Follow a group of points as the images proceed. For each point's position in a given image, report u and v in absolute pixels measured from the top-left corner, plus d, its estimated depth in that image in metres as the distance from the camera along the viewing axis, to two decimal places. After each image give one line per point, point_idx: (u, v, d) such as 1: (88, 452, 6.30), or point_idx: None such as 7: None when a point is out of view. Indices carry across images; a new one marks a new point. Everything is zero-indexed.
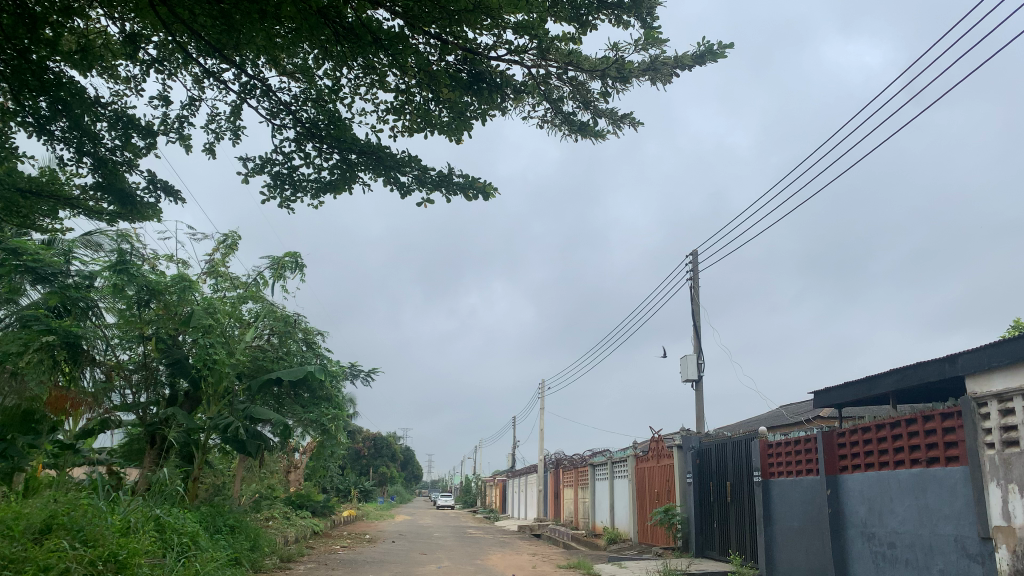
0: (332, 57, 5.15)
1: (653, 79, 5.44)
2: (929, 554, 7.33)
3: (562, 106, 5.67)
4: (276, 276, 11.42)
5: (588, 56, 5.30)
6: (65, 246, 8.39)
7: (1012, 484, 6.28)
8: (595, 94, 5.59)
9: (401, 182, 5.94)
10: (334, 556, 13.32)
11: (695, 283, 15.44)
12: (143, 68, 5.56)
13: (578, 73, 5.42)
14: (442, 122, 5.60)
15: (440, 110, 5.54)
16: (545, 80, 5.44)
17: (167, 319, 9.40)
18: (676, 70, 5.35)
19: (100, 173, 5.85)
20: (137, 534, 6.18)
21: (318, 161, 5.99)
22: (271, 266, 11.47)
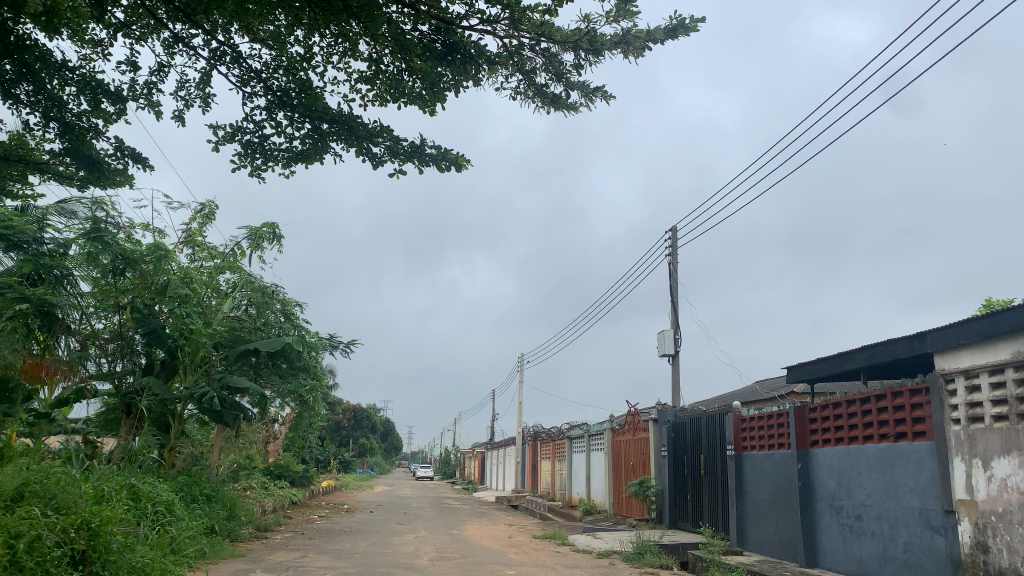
0: (304, 25, 5.08)
1: (625, 52, 5.43)
2: (893, 526, 7.51)
3: (534, 78, 5.64)
4: (253, 247, 11.34)
5: (560, 28, 5.27)
6: (38, 213, 8.25)
7: (976, 459, 6.45)
8: (568, 66, 5.57)
9: (374, 153, 5.92)
10: (311, 525, 13.40)
11: (673, 259, 15.50)
12: (111, 31, 5.47)
13: (550, 44, 5.39)
14: (416, 93, 5.57)
15: (414, 80, 5.50)
16: (517, 51, 5.41)
17: (142, 289, 9.28)
18: (649, 44, 5.35)
19: (66, 139, 5.78)
20: (110, 502, 6.18)
21: (291, 130, 5.95)
22: (248, 236, 11.37)
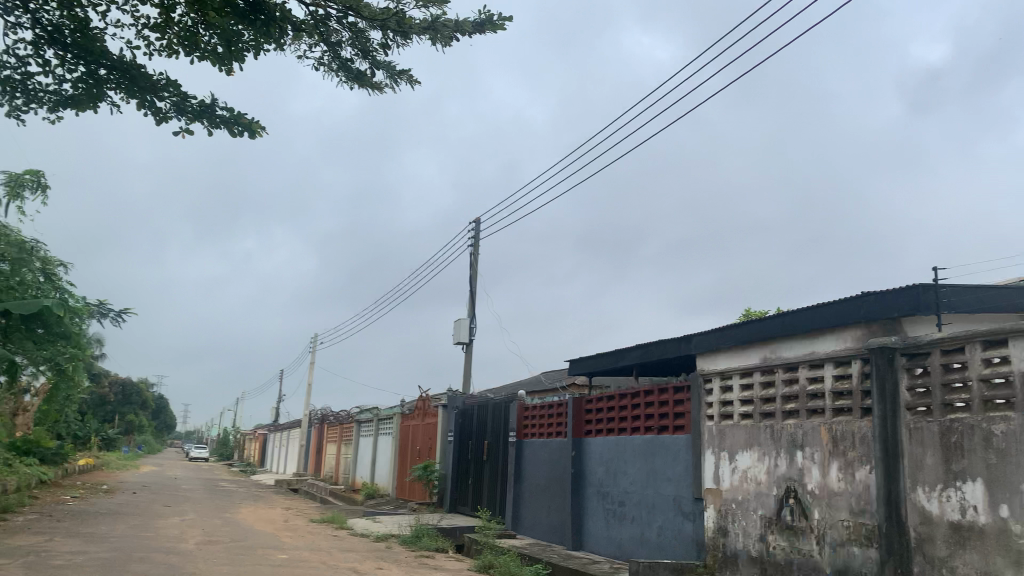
0: None
1: (432, 40, 5.56)
2: (651, 512, 8.16)
3: (338, 52, 5.61)
4: (11, 195, 10.12)
5: (366, 5, 5.31)
6: None
7: (723, 452, 7.19)
8: (374, 46, 5.55)
9: (159, 110, 5.82)
10: (61, 507, 12.24)
11: (475, 249, 15.78)
12: None
13: (356, 19, 5.46)
14: (210, 49, 5.38)
15: (208, 35, 5.32)
16: (322, 21, 5.46)
17: None
18: (454, 33, 5.53)
19: None
20: None
21: (63, 68, 5.73)
22: (6, 182, 10.13)
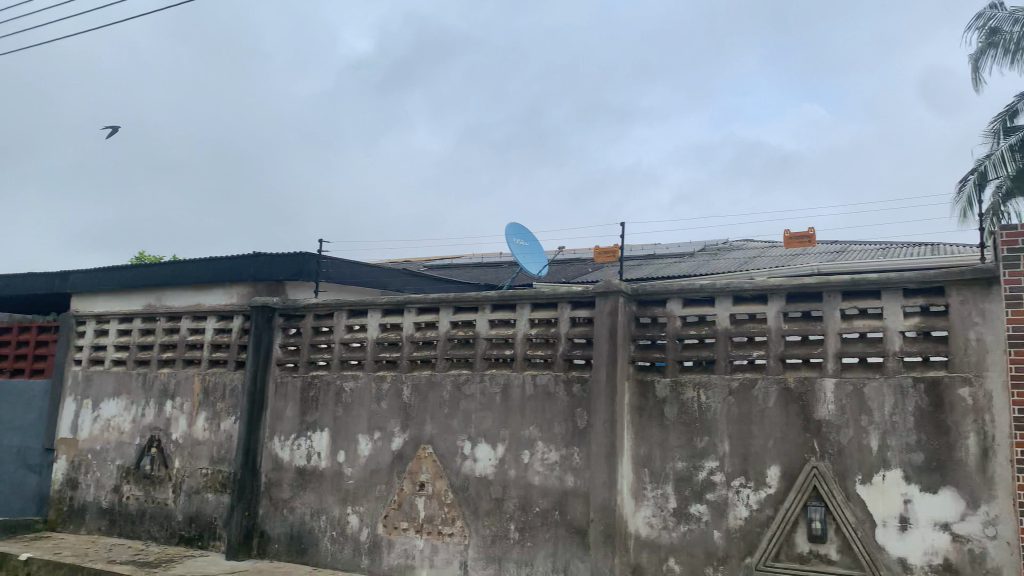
0: None
1: None
2: None
3: None
4: None
5: None
6: None
7: (87, 399, 7.97)
8: None
9: None
10: None
11: None
12: None
13: None
14: None
15: None
16: None
17: None
18: None
19: None
20: None
21: None
22: None
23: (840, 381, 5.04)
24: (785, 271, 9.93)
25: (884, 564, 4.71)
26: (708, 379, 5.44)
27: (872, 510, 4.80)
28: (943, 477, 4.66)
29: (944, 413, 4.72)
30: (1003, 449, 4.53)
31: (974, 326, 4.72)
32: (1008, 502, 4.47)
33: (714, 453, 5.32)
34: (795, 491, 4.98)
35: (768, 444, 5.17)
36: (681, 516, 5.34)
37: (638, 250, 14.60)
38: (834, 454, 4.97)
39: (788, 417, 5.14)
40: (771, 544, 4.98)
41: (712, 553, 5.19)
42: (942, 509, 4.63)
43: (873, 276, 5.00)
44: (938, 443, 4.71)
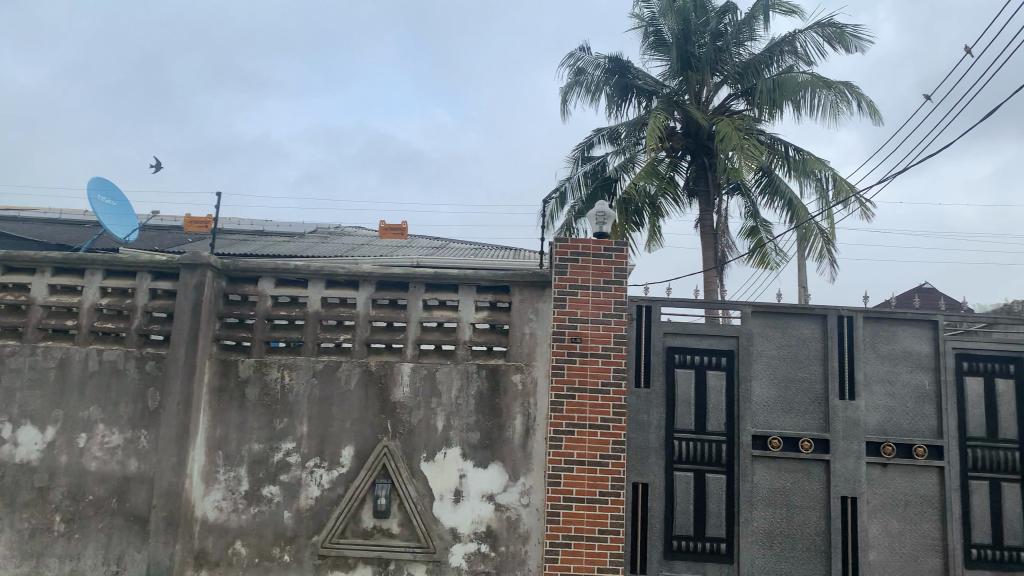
0: None
1: None
2: None
3: None
4: None
5: None
6: None
7: None
8: None
9: None
10: None
11: None
12: None
13: None
14: None
15: None
16: None
17: None
18: None
19: None
20: None
21: None
22: None
23: (416, 366, 5.41)
24: (387, 262, 10.51)
25: (437, 534, 5.17)
26: (293, 360, 5.44)
27: (432, 486, 5.24)
28: (492, 453, 5.28)
29: (499, 397, 5.36)
30: (540, 429, 5.30)
31: (529, 323, 5.46)
32: (540, 474, 5.25)
33: (292, 434, 5.33)
34: (365, 470, 5.22)
35: (345, 426, 5.33)
36: (252, 499, 5.26)
37: (246, 225, 13.99)
38: (404, 434, 5.31)
39: (367, 399, 5.37)
40: (338, 522, 5.16)
41: (281, 534, 5.21)
42: (489, 482, 5.24)
43: (453, 272, 5.47)
44: (491, 424, 5.32)
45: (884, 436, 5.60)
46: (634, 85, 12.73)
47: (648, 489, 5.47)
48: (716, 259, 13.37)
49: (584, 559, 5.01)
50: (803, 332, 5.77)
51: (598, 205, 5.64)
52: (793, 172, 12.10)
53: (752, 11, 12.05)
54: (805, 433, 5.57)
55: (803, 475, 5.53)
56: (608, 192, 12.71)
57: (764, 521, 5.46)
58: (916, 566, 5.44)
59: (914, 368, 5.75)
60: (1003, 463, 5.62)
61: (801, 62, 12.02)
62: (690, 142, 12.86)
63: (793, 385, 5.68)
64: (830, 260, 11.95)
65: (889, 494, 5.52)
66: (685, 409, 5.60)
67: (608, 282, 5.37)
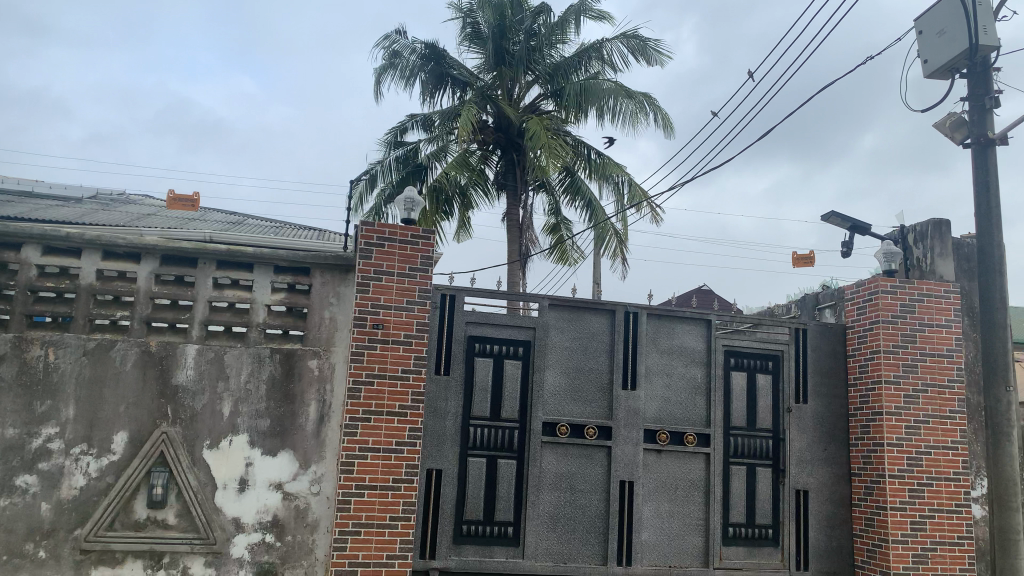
0: None
1: None
2: None
3: None
4: None
5: None
6: None
7: None
8: None
9: None
10: None
11: None
12: None
13: None
14: None
15: None
16: None
17: None
18: None
19: None
20: None
21: None
22: None
23: (203, 348, 5.09)
24: (177, 235, 9.81)
25: (218, 525, 4.91)
26: (60, 337, 4.93)
27: (215, 474, 4.97)
28: (283, 440, 5.09)
29: (293, 382, 5.18)
30: (335, 416, 5.19)
31: (329, 307, 5.33)
32: (332, 462, 5.14)
33: (54, 419, 4.83)
34: (140, 457, 4.84)
35: (119, 410, 4.92)
36: (2, 489, 4.71)
37: (9, 184, 12.47)
38: (187, 420, 4.99)
39: (145, 381, 4.98)
40: (106, 513, 4.75)
41: (36, 527, 4.71)
42: (278, 470, 5.06)
43: (249, 250, 5.20)
44: (283, 410, 5.13)
45: (660, 425, 6.05)
46: (449, 75, 12.78)
47: (442, 475, 5.52)
48: (519, 252, 13.78)
49: (373, 547, 4.98)
50: (594, 325, 6.09)
51: (405, 191, 5.60)
52: (594, 174, 12.74)
53: (565, 15, 12.51)
54: (591, 420, 5.89)
55: (587, 460, 5.84)
56: (418, 179, 12.67)
57: (550, 504, 5.71)
58: (681, 543, 5.93)
59: (688, 363, 6.26)
60: (757, 449, 6.28)
61: (606, 70, 12.66)
62: (500, 137, 13.14)
63: (582, 376, 5.97)
64: (623, 260, 12.74)
65: (662, 478, 5.98)
66: (481, 396, 5.72)
67: (413, 269, 5.36)
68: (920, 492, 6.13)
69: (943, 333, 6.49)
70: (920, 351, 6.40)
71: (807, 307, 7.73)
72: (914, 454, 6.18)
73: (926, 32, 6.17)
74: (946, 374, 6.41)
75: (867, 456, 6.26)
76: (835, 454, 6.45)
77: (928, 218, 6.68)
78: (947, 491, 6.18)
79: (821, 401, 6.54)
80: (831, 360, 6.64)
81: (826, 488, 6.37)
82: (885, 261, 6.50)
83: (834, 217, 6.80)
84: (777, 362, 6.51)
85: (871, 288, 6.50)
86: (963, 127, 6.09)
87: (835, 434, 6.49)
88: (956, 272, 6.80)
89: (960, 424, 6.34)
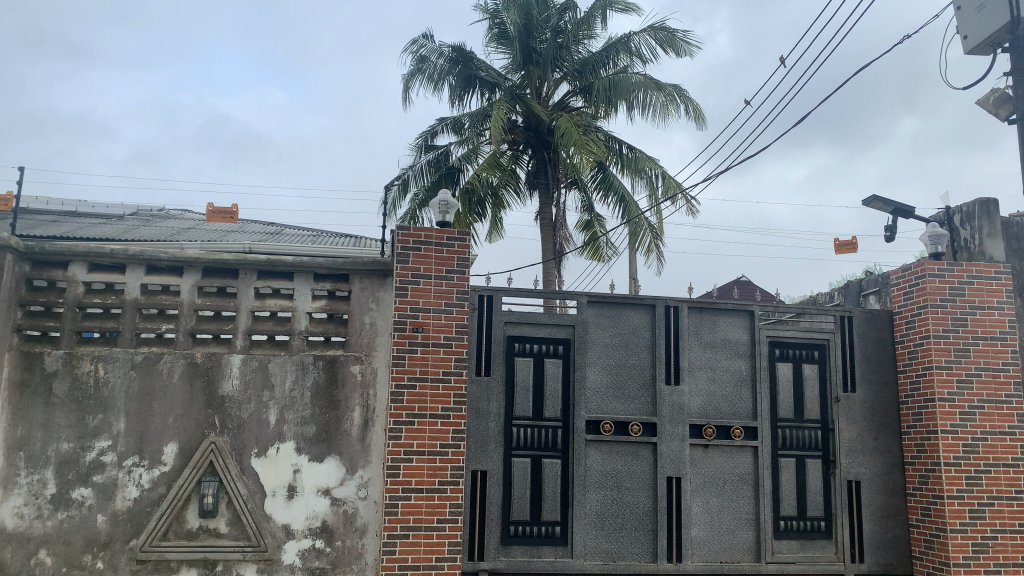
0: None
1: None
2: None
3: None
4: None
5: None
6: None
7: None
8: None
9: None
10: None
11: None
12: None
13: None
14: None
15: None
16: None
17: None
18: None
19: None
20: None
21: None
22: None
23: (247, 358, 5.15)
24: (216, 247, 9.96)
25: (268, 532, 4.96)
26: (109, 352, 5.03)
27: (264, 482, 5.02)
28: (329, 446, 5.13)
29: (337, 388, 5.21)
30: (379, 420, 5.22)
31: (369, 312, 5.35)
32: (378, 466, 5.16)
33: (106, 432, 4.93)
34: (190, 467, 4.91)
35: (168, 421, 5.00)
36: (59, 503, 4.81)
37: (53, 204, 12.79)
38: (234, 429, 5.05)
39: (192, 392, 5.05)
40: (160, 524, 4.83)
41: (93, 539, 4.80)
42: (325, 476, 5.09)
43: (289, 259, 5.25)
44: (328, 416, 5.17)
45: (706, 419, 5.97)
46: (477, 76, 12.76)
47: (487, 476, 5.51)
48: (554, 250, 13.74)
49: (422, 550, 4.99)
50: (635, 321, 6.04)
51: (440, 193, 5.60)
52: (626, 169, 12.66)
53: (591, 10, 12.44)
54: (635, 417, 5.83)
55: (633, 458, 5.78)
56: (450, 182, 12.70)
57: (597, 503, 5.67)
58: (732, 539, 5.84)
59: (732, 355, 6.16)
60: (806, 441, 6.16)
61: (635, 63, 12.55)
62: (531, 136, 13.11)
63: (624, 372, 5.92)
64: (658, 254, 12.62)
65: (709, 473, 5.90)
66: (523, 397, 5.70)
67: (450, 271, 5.36)
68: (977, 480, 5.96)
69: (996, 315, 6.30)
70: (971, 335, 6.22)
71: (852, 295, 7.58)
72: (970, 440, 6.01)
73: (965, 7, 5.99)
74: (1001, 358, 6.22)
75: (921, 445, 6.11)
76: (887, 443, 6.30)
77: (974, 198, 6.54)
78: (1006, 478, 6.00)
79: (870, 389, 6.40)
80: (879, 348, 6.50)
81: (879, 477, 6.23)
82: (931, 244, 6.32)
83: (876, 201, 6.65)
84: (824, 352, 6.38)
85: (918, 272, 6.34)
86: (1008, 102, 5.91)
87: (886, 422, 6.35)
88: (1006, 252, 6.60)
89: (1017, 408, 6.15)
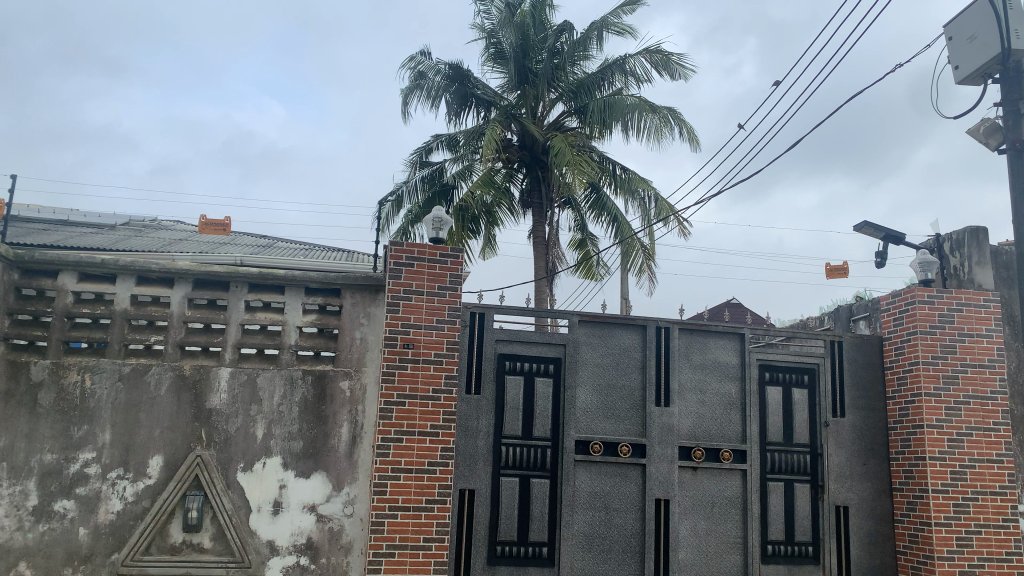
0: None
1: None
2: None
3: None
4: None
5: None
6: None
7: None
8: None
9: None
10: None
11: None
12: None
13: None
14: None
15: None
16: None
17: None
18: None
19: None
20: None
21: None
22: None
23: (235, 371, 5.12)
24: (207, 259, 9.96)
25: (252, 548, 4.91)
26: (96, 362, 4.99)
27: (249, 497, 4.97)
28: (315, 463, 5.09)
29: (325, 404, 5.18)
30: (367, 436, 5.18)
31: (360, 328, 5.33)
32: (365, 483, 5.12)
33: (91, 444, 4.88)
34: (175, 481, 4.86)
35: (154, 434, 4.95)
36: (40, 515, 4.75)
37: (44, 213, 12.74)
38: (221, 443, 5.01)
39: (179, 405, 5.02)
40: (142, 538, 4.77)
41: (74, 553, 4.74)
42: (311, 491, 5.05)
43: (280, 272, 5.24)
44: (316, 432, 5.13)
45: (695, 442, 5.96)
46: (473, 94, 12.82)
47: (474, 495, 5.47)
48: (546, 269, 13.76)
49: (408, 569, 4.94)
50: (626, 341, 6.04)
51: (434, 210, 5.59)
52: (619, 189, 12.71)
53: (587, 32, 12.52)
54: (625, 438, 5.82)
55: (622, 479, 5.76)
56: (445, 200, 12.70)
57: (584, 524, 5.64)
58: (720, 562, 5.82)
59: (722, 378, 6.17)
60: (795, 465, 6.15)
61: (630, 83, 12.60)
62: (525, 155, 13.16)
63: (614, 392, 5.91)
64: (650, 275, 12.65)
65: (697, 496, 5.88)
66: (512, 415, 5.68)
67: (442, 289, 5.35)
68: (965, 507, 5.96)
69: (984, 343, 6.34)
70: (960, 362, 6.24)
71: (841, 319, 7.62)
72: (958, 468, 6.01)
73: (956, 38, 6.06)
74: (989, 386, 6.25)
75: (908, 472, 6.11)
76: (875, 469, 6.30)
77: (964, 225, 6.59)
78: (993, 506, 6.01)
79: (859, 415, 6.40)
80: (868, 373, 6.51)
81: (867, 503, 6.22)
82: (921, 271, 6.36)
83: (866, 227, 6.69)
84: (813, 376, 6.39)
85: (908, 298, 6.37)
86: (998, 132, 5.96)
87: (874, 448, 6.35)
88: (995, 280, 6.64)
89: (1005, 436, 6.17)
